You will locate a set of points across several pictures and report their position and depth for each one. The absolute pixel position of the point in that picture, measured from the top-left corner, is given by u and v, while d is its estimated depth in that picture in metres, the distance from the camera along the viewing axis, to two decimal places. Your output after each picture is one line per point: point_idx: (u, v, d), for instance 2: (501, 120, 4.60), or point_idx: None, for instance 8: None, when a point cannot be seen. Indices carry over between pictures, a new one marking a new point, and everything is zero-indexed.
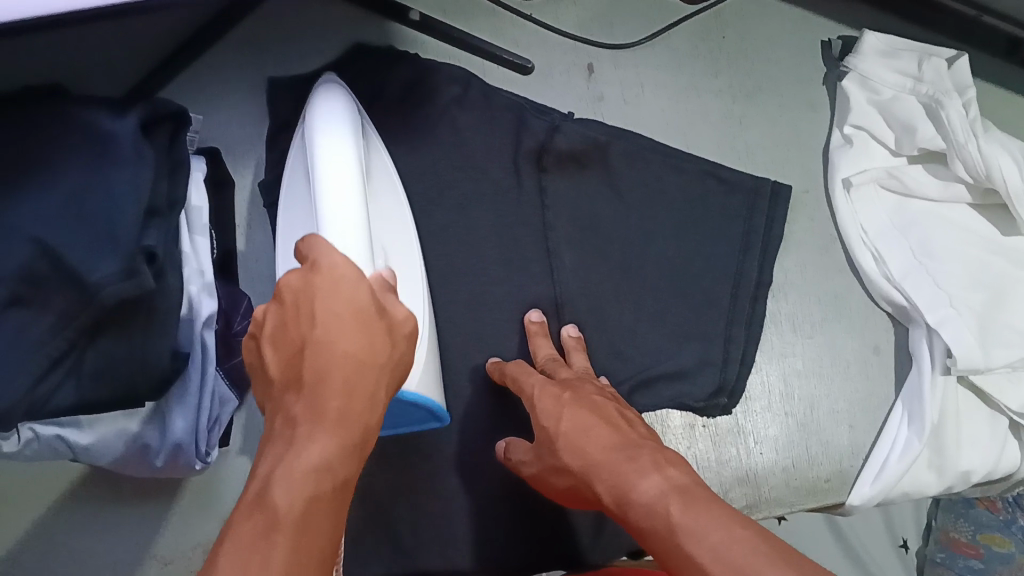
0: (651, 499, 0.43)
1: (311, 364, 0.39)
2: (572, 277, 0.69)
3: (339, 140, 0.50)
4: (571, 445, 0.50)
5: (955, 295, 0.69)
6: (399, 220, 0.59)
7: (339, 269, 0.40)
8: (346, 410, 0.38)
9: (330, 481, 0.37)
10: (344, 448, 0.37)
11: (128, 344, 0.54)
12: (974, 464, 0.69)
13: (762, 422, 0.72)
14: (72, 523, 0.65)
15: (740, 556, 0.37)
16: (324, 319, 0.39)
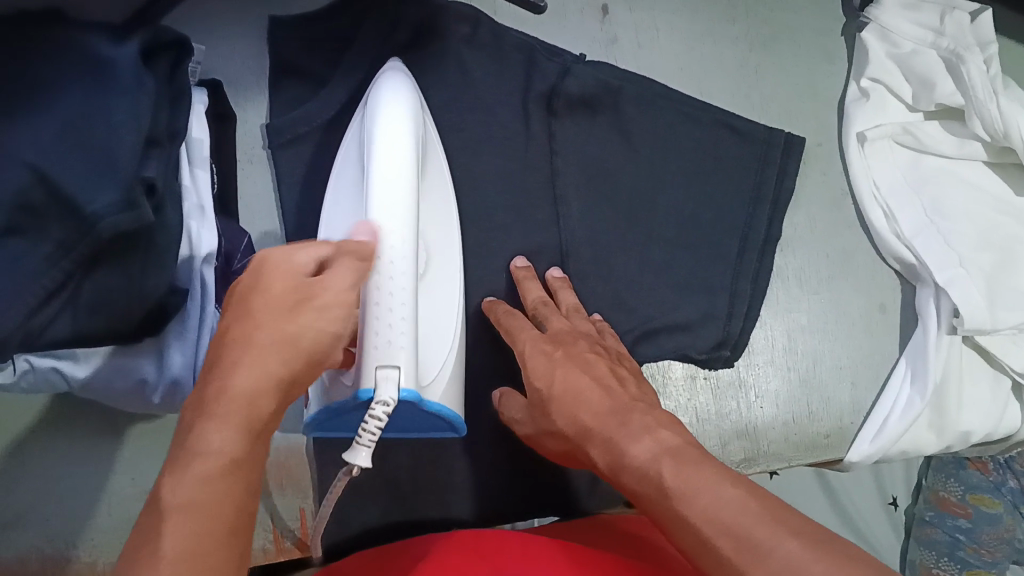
0: (642, 462, 0.44)
1: (222, 353, 0.38)
2: (578, 224, 0.67)
3: (396, 158, 0.52)
4: (564, 410, 0.51)
5: (965, 255, 0.68)
6: (449, 222, 0.61)
7: (271, 258, 0.41)
8: (231, 388, 0.36)
9: (219, 465, 0.34)
10: (235, 430, 0.35)
11: (128, 273, 0.54)
12: (974, 424, 0.69)
13: (764, 376, 0.71)
14: (64, 458, 0.64)
15: (727, 514, 0.38)
16: (240, 309, 0.39)
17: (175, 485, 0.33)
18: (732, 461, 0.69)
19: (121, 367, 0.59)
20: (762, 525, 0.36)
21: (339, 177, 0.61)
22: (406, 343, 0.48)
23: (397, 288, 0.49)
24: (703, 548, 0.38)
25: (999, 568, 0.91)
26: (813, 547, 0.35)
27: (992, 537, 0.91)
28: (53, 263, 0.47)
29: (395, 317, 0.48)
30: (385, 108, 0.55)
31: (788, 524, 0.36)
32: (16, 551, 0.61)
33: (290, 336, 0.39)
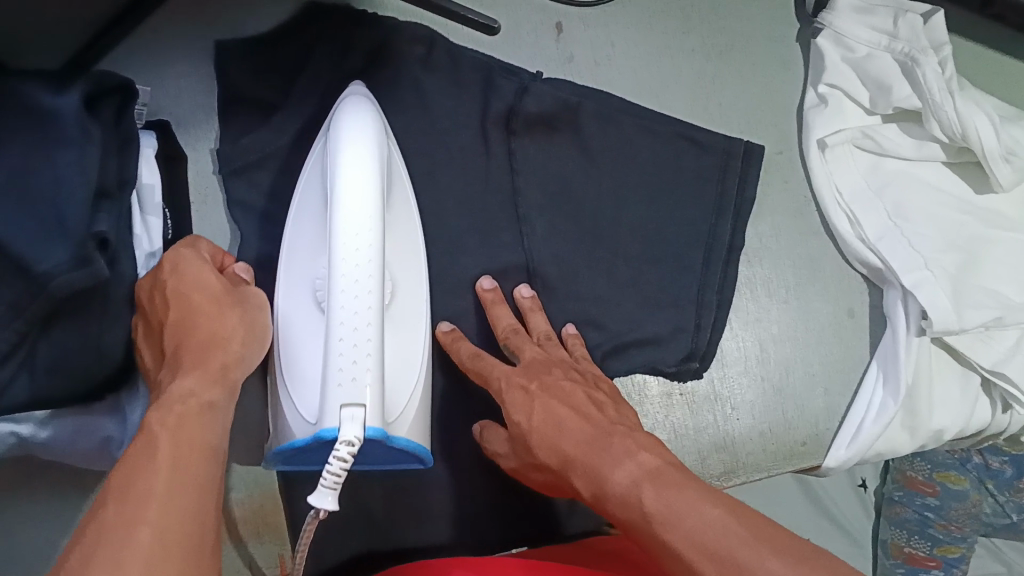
0: (623, 488, 0.44)
1: (173, 334, 0.46)
2: (541, 242, 0.67)
3: (362, 185, 0.49)
4: (543, 440, 0.51)
5: (929, 257, 0.69)
6: (416, 248, 0.59)
7: (184, 256, 0.49)
8: (198, 358, 0.44)
9: (196, 401, 0.42)
10: (205, 377, 0.43)
11: (83, 332, 0.53)
12: (946, 422, 0.70)
13: (738, 387, 0.71)
14: (31, 521, 0.62)
15: (712, 537, 0.38)
16: (177, 296, 0.47)
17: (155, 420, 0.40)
18: (711, 475, 0.69)
19: (80, 425, 0.58)
20: (745, 546, 0.37)
21: (300, 200, 0.58)
22: (371, 379, 0.45)
23: (363, 321, 0.46)
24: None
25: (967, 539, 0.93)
26: (798, 568, 0.36)
27: (960, 514, 0.92)
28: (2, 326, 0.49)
29: (360, 352, 0.46)
30: (346, 129, 0.52)
31: (775, 545, 0.37)
32: None
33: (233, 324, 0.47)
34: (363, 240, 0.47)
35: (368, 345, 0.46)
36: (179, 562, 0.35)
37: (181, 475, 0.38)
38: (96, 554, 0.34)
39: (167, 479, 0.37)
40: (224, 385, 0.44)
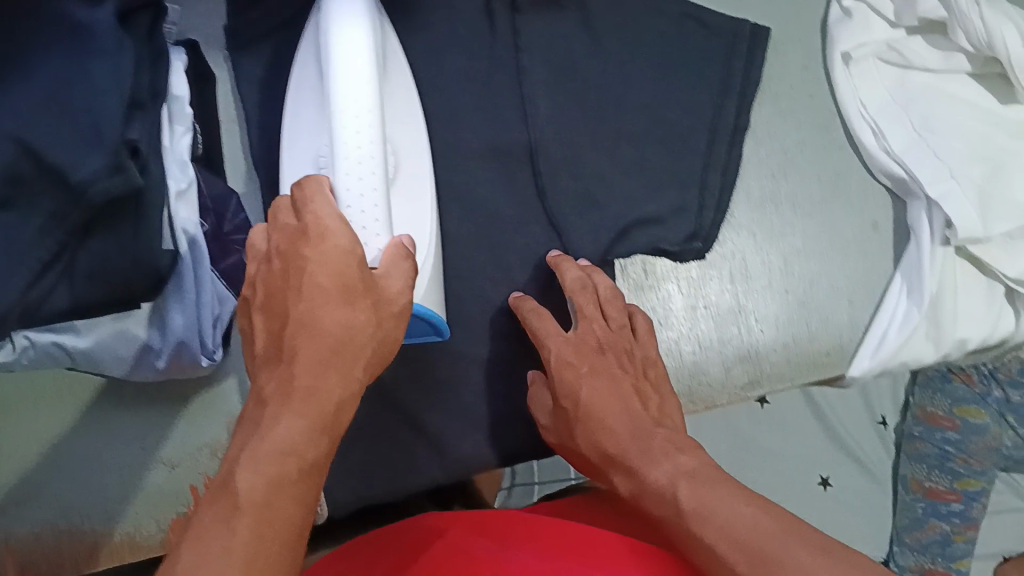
0: (660, 486, 0.50)
1: (292, 339, 0.44)
2: (545, 121, 0.68)
3: (357, 66, 0.53)
4: (590, 431, 0.58)
5: (955, 167, 0.69)
6: (416, 146, 0.61)
7: (326, 222, 0.45)
8: (310, 385, 0.43)
9: (296, 462, 0.41)
10: (311, 428, 0.42)
11: (118, 242, 0.56)
12: (970, 332, 0.71)
13: (763, 300, 0.71)
14: (76, 432, 0.64)
15: (745, 531, 0.43)
16: (308, 293, 0.44)
17: (294, 414, 0.42)
18: (735, 386, 0.70)
19: (119, 334, 0.59)
20: (774, 537, 0.42)
21: (297, 97, 0.60)
22: (379, 231, 0.50)
23: (369, 182, 0.51)
24: (719, 562, 0.43)
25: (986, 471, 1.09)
26: (821, 558, 0.40)
27: (979, 447, 1.08)
28: (45, 233, 0.53)
29: (366, 210, 0.50)
30: (338, 20, 0.55)
31: (802, 538, 0.41)
32: (32, 526, 0.63)
33: (349, 332, 0.44)
34: (365, 115, 0.52)
35: (373, 209, 0.50)
36: (277, 550, 0.39)
37: (260, 534, 0.39)
38: (180, 567, 0.37)
39: (250, 528, 0.39)
40: (326, 426, 0.43)
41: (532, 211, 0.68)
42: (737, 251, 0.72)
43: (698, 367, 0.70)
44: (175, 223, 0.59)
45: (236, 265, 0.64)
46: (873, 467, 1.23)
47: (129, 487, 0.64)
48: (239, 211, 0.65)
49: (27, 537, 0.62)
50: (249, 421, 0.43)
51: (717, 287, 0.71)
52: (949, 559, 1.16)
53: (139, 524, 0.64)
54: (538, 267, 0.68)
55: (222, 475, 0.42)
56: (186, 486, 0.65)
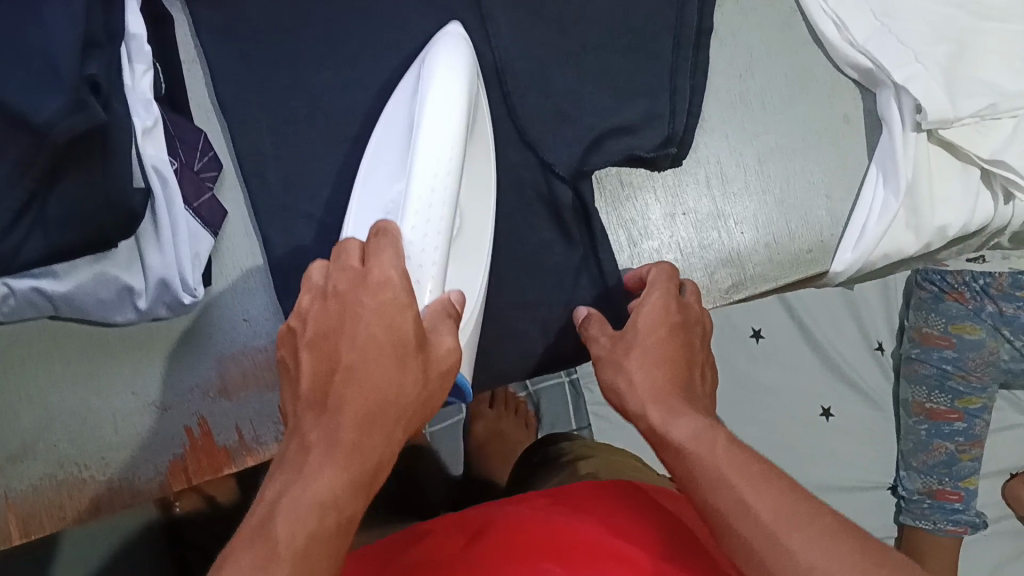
0: (693, 432, 0.52)
1: (340, 388, 0.46)
2: (509, 40, 0.68)
3: (447, 119, 0.53)
4: (648, 364, 0.58)
5: (919, 50, 0.69)
6: (484, 195, 0.62)
7: (387, 284, 0.46)
8: (355, 444, 0.45)
9: (335, 516, 0.43)
10: (350, 485, 0.44)
11: (89, 182, 0.57)
12: (949, 218, 0.70)
13: (741, 202, 0.72)
14: (63, 382, 0.63)
15: (771, 494, 0.47)
16: (362, 345, 0.46)
17: (336, 469, 0.44)
18: (719, 290, 0.71)
19: (98, 276, 0.60)
20: (799, 515, 0.46)
21: (374, 144, 0.62)
22: (432, 286, 0.51)
23: (429, 228, 0.51)
24: (736, 507, 0.47)
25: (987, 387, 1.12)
26: (830, 539, 0.45)
27: (976, 362, 1.11)
28: (12, 184, 0.54)
29: (421, 260, 0.51)
30: (437, 62, 0.56)
31: (811, 515, 0.46)
32: (29, 480, 0.63)
33: (393, 386, 0.46)
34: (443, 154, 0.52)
35: (429, 264, 0.51)
36: (326, 550, 0.43)
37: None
38: None
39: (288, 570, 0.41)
40: (361, 483, 0.45)
41: (501, 129, 0.68)
42: (712, 156, 0.72)
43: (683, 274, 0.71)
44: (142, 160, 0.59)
45: (210, 201, 0.64)
46: (875, 395, 1.19)
47: (124, 433, 0.64)
48: (208, 150, 0.65)
49: (27, 491, 0.63)
50: (290, 467, 0.45)
51: (694, 193, 0.71)
52: (957, 478, 1.13)
53: (136, 470, 0.64)
54: (512, 183, 0.68)
55: (260, 520, 0.43)
56: (179, 427, 0.65)
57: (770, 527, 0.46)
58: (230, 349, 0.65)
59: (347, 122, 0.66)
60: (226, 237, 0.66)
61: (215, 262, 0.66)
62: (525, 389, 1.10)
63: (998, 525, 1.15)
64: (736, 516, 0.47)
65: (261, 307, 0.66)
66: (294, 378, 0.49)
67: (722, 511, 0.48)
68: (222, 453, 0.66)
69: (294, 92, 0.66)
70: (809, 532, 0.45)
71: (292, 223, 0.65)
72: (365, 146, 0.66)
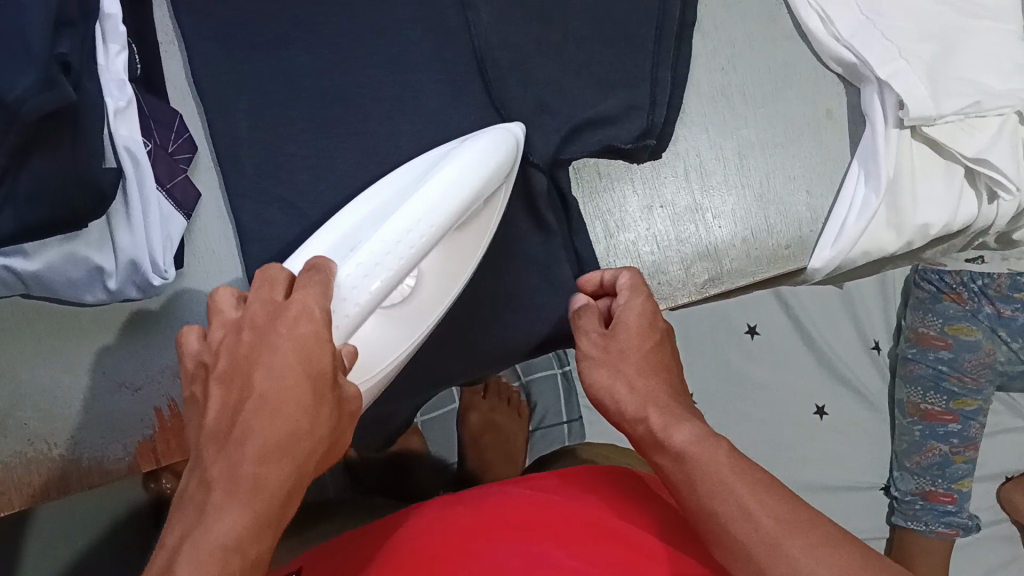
0: (691, 441, 0.50)
1: (246, 419, 0.42)
2: (489, 29, 0.67)
3: (438, 199, 0.52)
4: (643, 370, 0.56)
5: (903, 46, 0.68)
6: (459, 265, 0.61)
7: (302, 317, 0.44)
8: (262, 479, 0.41)
9: (240, 560, 0.39)
10: (255, 526, 0.40)
11: (60, 161, 0.56)
12: (932, 217, 0.69)
13: (720, 197, 0.71)
14: (33, 360, 0.64)
15: (771, 507, 0.46)
16: (272, 376, 0.42)
17: (242, 509, 0.40)
18: (695, 283, 0.71)
19: (69, 257, 0.60)
20: (802, 529, 0.45)
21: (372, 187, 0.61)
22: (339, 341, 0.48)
23: (365, 280, 0.48)
24: (739, 516, 0.46)
25: (982, 391, 1.10)
26: (832, 548, 0.44)
27: (974, 364, 1.10)
28: None
29: (344, 302, 0.48)
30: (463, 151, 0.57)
31: (814, 528, 0.45)
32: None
33: (304, 423, 0.42)
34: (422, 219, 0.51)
35: (348, 315, 0.48)
36: None
37: None
38: None
39: None
40: (267, 523, 0.41)
41: (487, 120, 0.67)
42: (692, 148, 0.72)
43: (659, 267, 0.71)
44: (114, 141, 0.59)
45: (183, 182, 0.64)
46: (870, 395, 1.18)
47: (94, 412, 0.64)
48: (183, 132, 0.66)
49: None
50: (189, 508, 0.41)
51: (673, 186, 0.71)
52: (950, 481, 1.12)
53: (105, 450, 0.65)
54: None
55: (156, 570, 0.39)
56: (149, 407, 0.65)
57: (771, 534, 0.45)
58: None
59: (327, 106, 0.66)
60: (200, 221, 0.66)
61: (187, 245, 0.66)
62: (517, 377, 1.10)
63: (992, 528, 1.14)
64: (736, 521, 0.46)
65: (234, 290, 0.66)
66: (200, 410, 0.45)
67: (721, 514, 0.47)
68: (192, 437, 0.66)
69: (273, 77, 0.66)
70: (810, 538, 0.44)
71: (270, 206, 0.65)
72: (346, 131, 0.66)
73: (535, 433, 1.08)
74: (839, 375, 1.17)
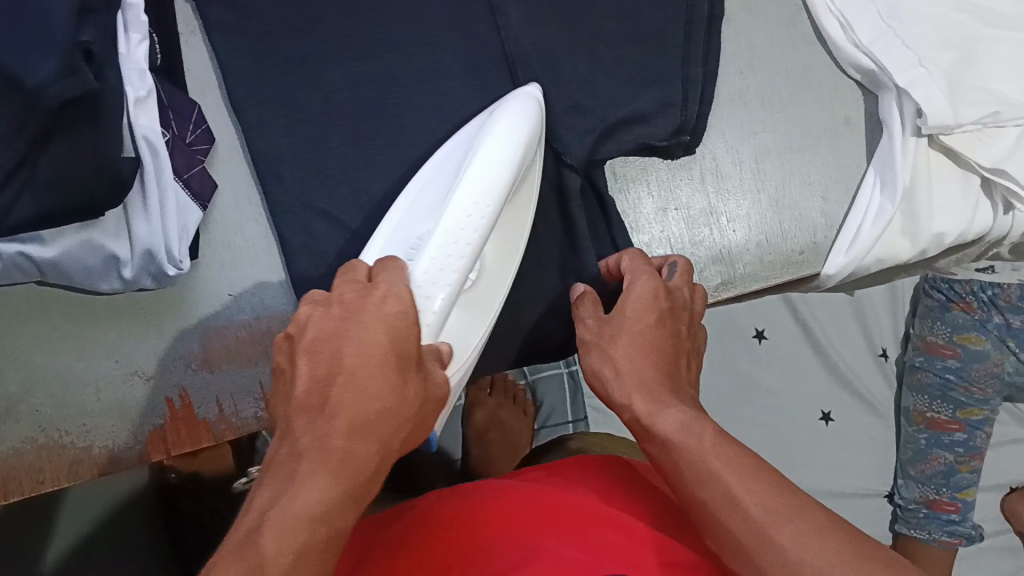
0: (677, 428, 0.51)
1: (337, 392, 0.45)
2: (519, 32, 0.68)
3: (491, 177, 0.53)
4: (631, 356, 0.57)
5: (924, 55, 0.68)
6: (513, 234, 0.61)
7: (390, 299, 0.47)
8: (346, 452, 0.44)
9: (325, 527, 0.42)
10: (338, 497, 0.43)
11: (80, 146, 0.57)
12: (946, 226, 0.69)
13: (735, 201, 0.71)
14: (48, 346, 0.64)
15: (756, 495, 0.47)
16: (360, 353, 0.45)
17: (329, 479, 0.43)
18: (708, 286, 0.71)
19: (85, 244, 0.60)
20: (786, 518, 0.46)
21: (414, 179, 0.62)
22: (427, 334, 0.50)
23: (440, 282, 0.50)
24: (727, 505, 0.47)
25: (990, 401, 1.10)
26: (811, 533, 0.45)
27: (981, 374, 1.10)
28: (6, 143, 0.53)
29: (428, 302, 0.50)
30: (496, 120, 0.57)
31: (797, 515, 0.46)
32: (11, 443, 0.63)
33: (392, 400, 0.45)
34: (479, 204, 0.52)
35: (433, 310, 0.50)
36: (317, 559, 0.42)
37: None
38: None
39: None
40: (351, 494, 0.44)
41: None
42: (709, 151, 0.72)
43: None
44: (134, 131, 0.59)
45: (201, 173, 0.65)
46: (877, 402, 1.18)
47: (106, 400, 0.64)
48: (201, 122, 0.66)
49: (7, 453, 0.63)
50: (276, 481, 0.44)
51: (689, 189, 0.71)
52: (954, 490, 1.11)
53: (116, 438, 0.65)
54: None
55: (247, 530, 0.42)
56: (161, 397, 0.65)
57: (757, 522, 0.46)
58: (215, 324, 0.66)
59: (347, 100, 0.66)
60: (215, 211, 0.67)
61: (202, 235, 0.66)
62: (524, 376, 1.10)
63: (996, 539, 1.13)
64: (726, 510, 0.47)
65: (247, 281, 0.67)
66: (288, 383, 0.47)
67: (710, 504, 0.48)
68: (202, 426, 0.66)
69: (295, 71, 0.66)
70: (797, 525, 0.46)
71: (286, 198, 0.65)
72: (365, 126, 0.66)
73: (539, 432, 1.08)
74: (846, 382, 1.17)
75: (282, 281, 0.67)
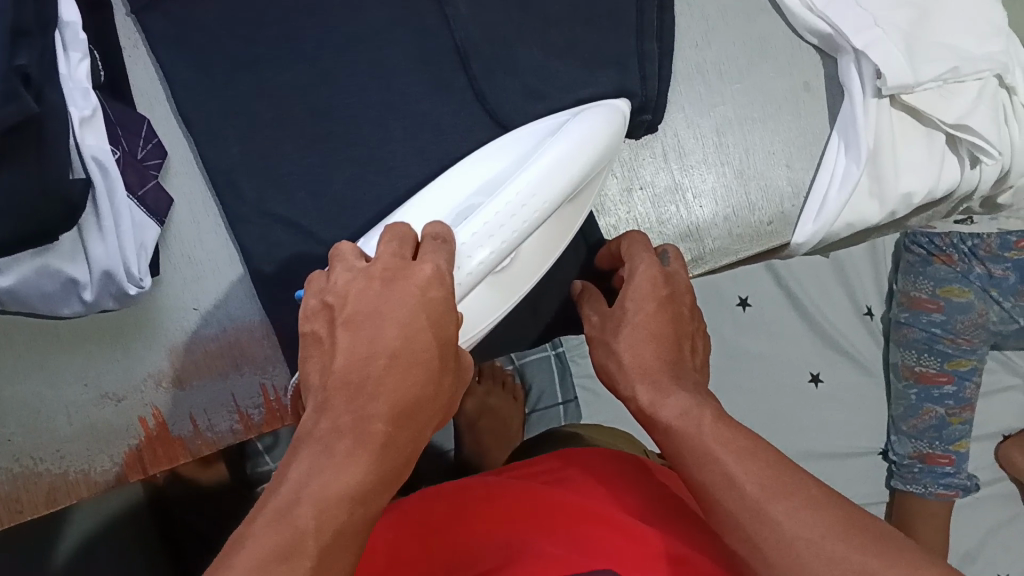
0: (677, 414, 0.50)
1: (382, 372, 0.44)
2: (468, 21, 0.66)
3: (555, 178, 0.50)
4: (632, 349, 0.55)
5: (879, 16, 0.68)
6: (556, 240, 0.58)
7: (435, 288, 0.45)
8: (386, 434, 0.43)
9: (361, 505, 0.42)
10: (375, 478, 0.42)
11: (27, 172, 0.55)
12: (914, 185, 0.69)
13: (700, 176, 0.71)
14: (14, 376, 0.63)
15: (757, 472, 0.44)
16: (408, 332, 0.44)
17: (368, 460, 0.42)
18: None
19: (42, 270, 0.59)
20: (783, 493, 0.43)
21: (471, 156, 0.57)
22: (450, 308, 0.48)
23: (481, 246, 0.48)
24: (725, 484, 0.45)
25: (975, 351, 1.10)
26: (808, 507, 0.42)
27: (967, 325, 1.10)
28: None
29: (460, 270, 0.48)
30: (572, 129, 0.54)
31: (790, 490, 0.43)
32: None
33: (428, 388, 0.45)
34: (533, 198, 0.49)
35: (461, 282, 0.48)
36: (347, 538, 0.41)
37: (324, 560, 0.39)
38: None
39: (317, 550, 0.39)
40: (384, 477, 0.43)
41: (463, 111, 0.67)
42: (670, 127, 0.71)
43: None
44: (81, 151, 0.58)
45: (156, 189, 0.64)
46: (866, 361, 1.17)
47: (78, 424, 0.64)
48: (151, 138, 0.65)
49: None
50: (314, 451, 0.43)
51: (652, 167, 0.70)
52: (947, 442, 1.12)
53: (92, 462, 0.64)
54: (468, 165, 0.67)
55: (281, 501, 0.41)
56: (135, 417, 0.65)
57: (754, 500, 0.43)
58: (184, 339, 0.65)
59: (300, 105, 0.65)
60: (174, 226, 0.66)
61: (163, 251, 0.65)
62: (511, 362, 1.09)
63: (992, 487, 1.14)
64: (723, 490, 0.45)
65: (213, 295, 0.66)
66: (324, 353, 0.46)
67: (708, 484, 0.46)
68: (178, 443, 0.66)
69: (243, 80, 0.65)
70: (794, 500, 0.43)
71: (246, 208, 0.64)
72: (320, 129, 0.65)
73: (530, 416, 1.08)
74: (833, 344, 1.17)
75: (248, 293, 0.66)
